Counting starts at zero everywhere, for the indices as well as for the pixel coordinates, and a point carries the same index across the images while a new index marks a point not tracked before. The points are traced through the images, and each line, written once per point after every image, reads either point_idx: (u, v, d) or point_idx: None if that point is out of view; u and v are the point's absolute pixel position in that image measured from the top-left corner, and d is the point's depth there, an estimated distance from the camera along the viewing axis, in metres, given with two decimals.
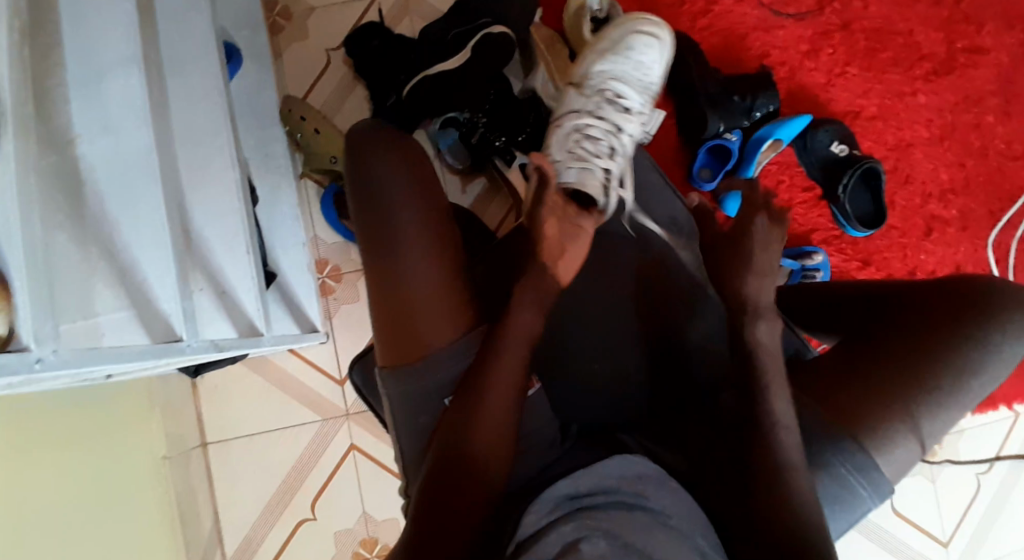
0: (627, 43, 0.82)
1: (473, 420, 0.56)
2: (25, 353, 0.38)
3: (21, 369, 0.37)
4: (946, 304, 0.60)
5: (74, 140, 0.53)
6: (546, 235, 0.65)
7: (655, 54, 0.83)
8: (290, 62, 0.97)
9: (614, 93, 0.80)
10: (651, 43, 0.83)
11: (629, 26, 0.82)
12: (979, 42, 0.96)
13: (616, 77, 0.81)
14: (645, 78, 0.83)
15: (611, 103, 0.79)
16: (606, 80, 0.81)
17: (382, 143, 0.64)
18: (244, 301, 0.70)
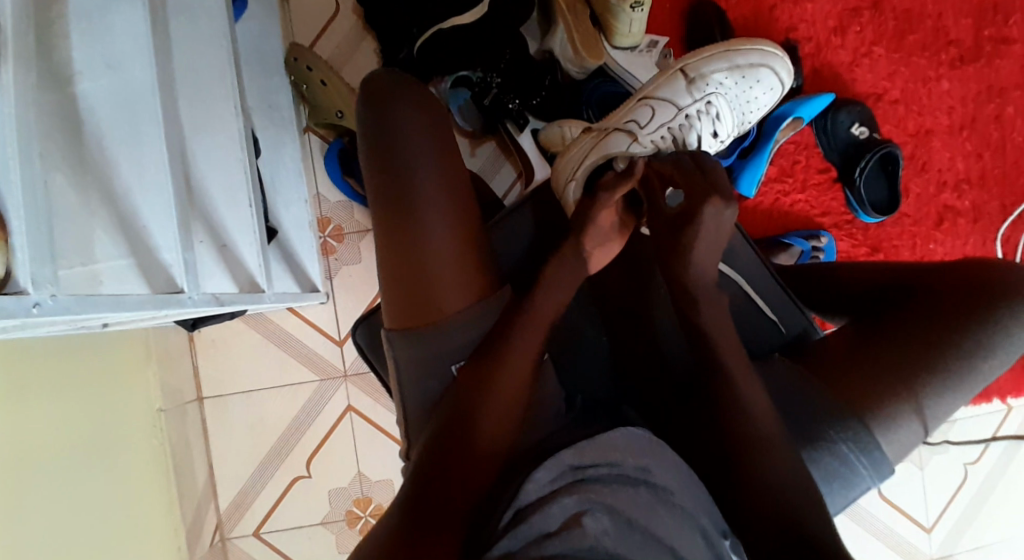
0: (760, 69, 0.75)
1: (486, 389, 0.56)
2: (20, 296, 0.36)
3: (18, 313, 0.36)
4: (963, 291, 0.59)
5: (74, 77, 0.51)
6: (599, 223, 0.64)
7: (776, 90, 0.78)
8: (298, 8, 0.93)
9: (716, 112, 0.74)
10: (778, 83, 0.77)
11: (768, 57, 0.74)
12: (1009, 31, 0.94)
13: (737, 99, 0.75)
14: (751, 113, 0.78)
15: (704, 124, 0.74)
16: (724, 96, 0.74)
17: (403, 96, 0.62)
18: (245, 255, 0.69)
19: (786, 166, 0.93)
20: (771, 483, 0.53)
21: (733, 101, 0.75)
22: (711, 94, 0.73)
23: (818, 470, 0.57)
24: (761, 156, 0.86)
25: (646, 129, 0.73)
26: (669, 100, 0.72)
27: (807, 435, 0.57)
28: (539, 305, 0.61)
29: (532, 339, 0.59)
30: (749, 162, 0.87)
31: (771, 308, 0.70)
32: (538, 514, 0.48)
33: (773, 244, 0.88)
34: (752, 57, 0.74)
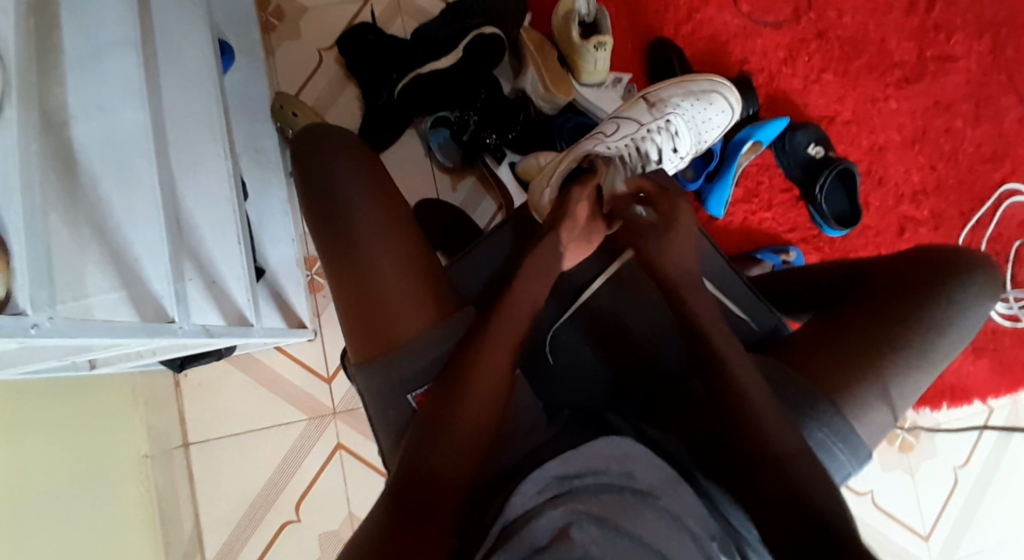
0: (713, 95, 0.87)
1: (452, 414, 0.57)
2: (19, 317, 0.38)
3: (16, 333, 0.37)
4: (909, 275, 0.63)
5: (68, 121, 0.53)
6: (577, 213, 0.69)
7: (728, 112, 0.89)
8: (282, 61, 0.99)
9: (676, 129, 0.84)
10: (730, 107, 0.88)
11: (719, 85, 0.87)
12: (948, 51, 1.01)
13: (692, 119, 0.86)
14: (703, 134, 0.87)
15: (666, 136, 0.83)
16: (681, 115, 0.85)
17: (333, 142, 0.66)
18: (234, 291, 0.70)
19: (751, 187, 0.99)
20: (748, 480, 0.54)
21: (688, 120, 0.86)
22: (668, 112, 0.84)
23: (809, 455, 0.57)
24: (727, 178, 0.92)
25: (611, 138, 0.80)
26: (635, 118, 0.83)
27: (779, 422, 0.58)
28: (498, 327, 0.61)
29: (493, 354, 0.60)
30: (715, 184, 0.93)
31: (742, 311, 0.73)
32: (525, 525, 0.49)
33: (746, 259, 0.92)
34: (703, 86, 0.87)
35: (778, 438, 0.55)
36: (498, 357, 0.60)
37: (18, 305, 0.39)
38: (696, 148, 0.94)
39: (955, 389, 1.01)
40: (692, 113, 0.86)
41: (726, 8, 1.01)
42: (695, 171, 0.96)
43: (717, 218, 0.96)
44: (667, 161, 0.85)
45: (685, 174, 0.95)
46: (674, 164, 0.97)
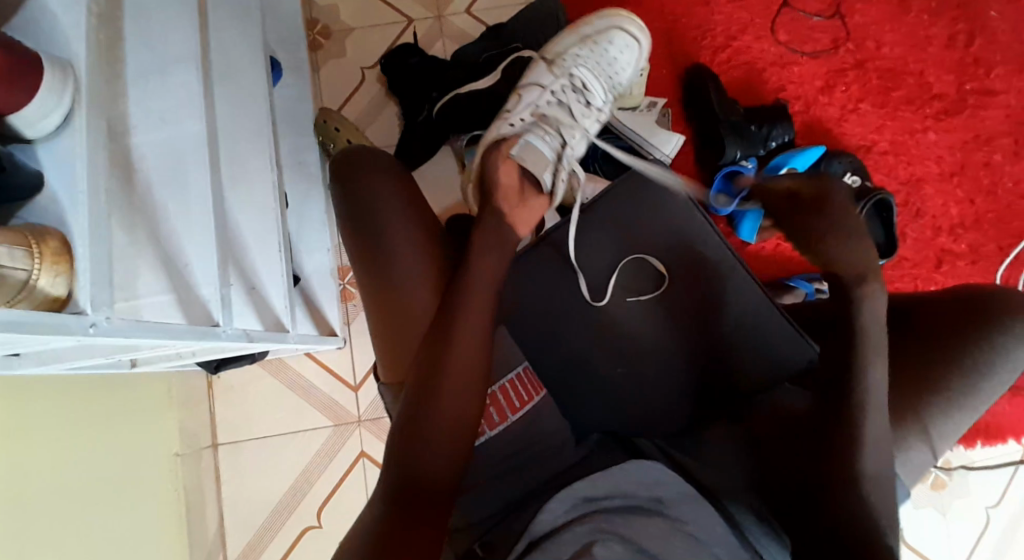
0: (611, 32, 0.86)
1: (435, 403, 0.56)
2: (80, 316, 0.40)
3: (76, 332, 0.39)
4: (951, 311, 0.61)
5: (129, 130, 0.54)
6: (504, 177, 0.72)
7: (636, 47, 0.88)
8: (327, 78, 1.02)
9: (583, 82, 0.83)
10: (634, 40, 0.88)
11: (612, 21, 0.87)
12: (989, 85, 1.00)
13: (595, 66, 0.85)
14: (617, 76, 0.87)
15: (575, 93, 0.82)
16: (584, 64, 0.84)
17: (376, 164, 0.68)
18: (272, 296, 0.70)
19: None
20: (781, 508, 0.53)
21: (594, 68, 0.85)
22: (570, 66, 0.83)
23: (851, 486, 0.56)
24: None
25: (515, 111, 0.80)
26: (536, 81, 0.82)
27: None
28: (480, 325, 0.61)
29: (473, 368, 0.59)
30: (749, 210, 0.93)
31: (774, 338, 0.72)
32: (552, 540, 0.49)
33: (778, 286, 0.92)
34: (597, 26, 0.86)
35: None
36: (480, 352, 0.60)
37: (77, 304, 0.41)
38: (729, 173, 0.94)
39: (990, 428, 0.98)
40: (594, 57, 0.85)
41: (763, 37, 1.01)
42: None
43: (749, 243, 0.96)
44: (584, 117, 0.82)
45: (719, 199, 0.96)
46: (708, 187, 0.98)
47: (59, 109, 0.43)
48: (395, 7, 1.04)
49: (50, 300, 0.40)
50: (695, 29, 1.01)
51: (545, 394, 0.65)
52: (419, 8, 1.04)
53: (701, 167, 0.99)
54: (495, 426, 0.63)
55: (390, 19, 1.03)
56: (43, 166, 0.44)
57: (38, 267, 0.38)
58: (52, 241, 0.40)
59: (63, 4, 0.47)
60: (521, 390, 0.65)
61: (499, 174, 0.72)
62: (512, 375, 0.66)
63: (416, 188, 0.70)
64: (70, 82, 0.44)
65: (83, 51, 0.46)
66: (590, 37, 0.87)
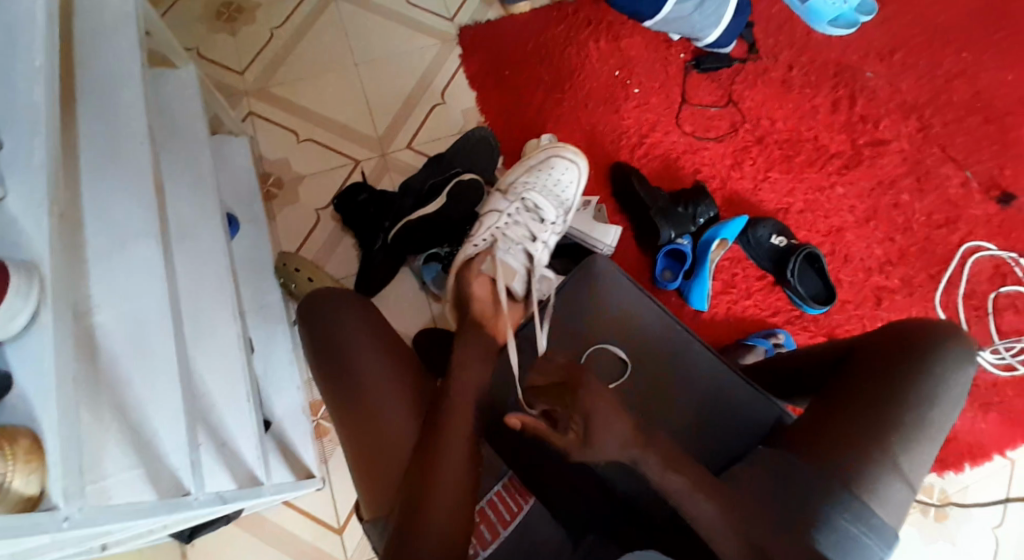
0: (554, 159, 0.98)
1: (417, 530, 0.56)
2: (52, 511, 0.41)
3: (50, 529, 0.40)
4: (889, 349, 0.65)
5: (92, 309, 0.57)
6: (479, 291, 0.79)
7: (576, 169, 0.99)
8: (283, 224, 1.08)
9: (533, 202, 0.93)
10: (574, 163, 0.99)
11: (553, 151, 0.99)
12: (879, 136, 1.12)
13: (543, 187, 0.96)
14: (564, 195, 0.97)
15: (529, 213, 0.92)
16: (533, 189, 0.95)
17: (342, 301, 0.71)
18: (244, 448, 0.68)
19: (728, 279, 1.04)
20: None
21: (542, 190, 0.95)
22: (520, 192, 0.94)
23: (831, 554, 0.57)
24: (702, 275, 0.98)
25: (477, 235, 0.89)
26: (494, 209, 0.93)
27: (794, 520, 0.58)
28: (458, 440, 0.62)
29: (457, 487, 0.59)
30: (692, 281, 0.99)
31: (742, 399, 0.74)
32: None
33: (737, 347, 0.95)
34: (539, 157, 0.99)
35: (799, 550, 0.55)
36: (461, 469, 0.60)
37: (51, 499, 0.42)
38: (669, 251, 1.01)
39: (973, 449, 1.00)
40: (542, 182, 0.96)
41: (673, 128, 1.12)
42: (673, 271, 1.03)
43: (702, 310, 1.01)
44: (541, 232, 0.92)
45: (665, 275, 1.03)
46: (653, 267, 1.05)
47: (26, 309, 0.46)
48: (342, 152, 1.12)
49: (23, 501, 0.41)
50: (614, 130, 1.12)
51: (533, 501, 0.67)
52: (361, 149, 1.12)
53: (643, 249, 1.05)
54: (487, 545, 0.63)
55: (336, 163, 1.12)
56: (12, 366, 0.46)
57: (11, 469, 0.40)
58: (23, 440, 0.42)
59: (25, 208, 0.50)
60: (510, 502, 0.67)
61: (475, 287, 0.79)
62: (498, 487, 0.69)
63: (381, 316, 0.73)
64: (34, 281, 0.47)
65: (45, 247, 0.49)
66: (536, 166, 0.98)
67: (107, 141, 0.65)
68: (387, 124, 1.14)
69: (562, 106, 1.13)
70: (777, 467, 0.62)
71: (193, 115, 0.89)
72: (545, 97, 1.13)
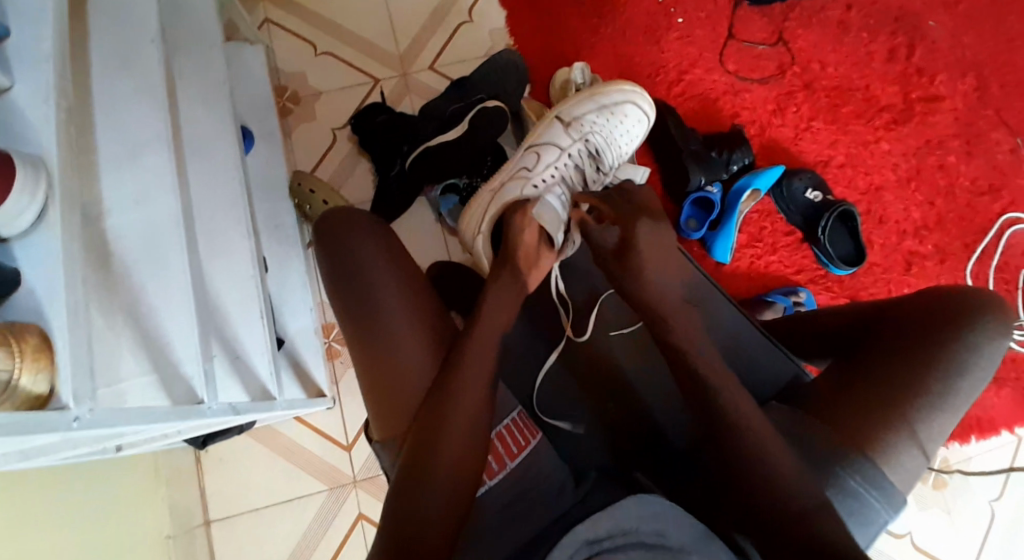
0: (625, 105, 0.92)
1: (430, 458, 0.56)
2: (63, 410, 0.40)
3: (60, 427, 0.39)
4: (922, 316, 0.63)
5: (103, 214, 0.56)
6: (526, 237, 0.73)
7: (643, 122, 0.94)
8: (299, 142, 1.05)
9: (596, 148, 0.88)
10: (645, 116, 0.93)
11: (630, 95, 0.92)
12: (934, 91, 1.05)
13: (609, 134, 0.90)
14: (625, 146, 0.92)
15: (588, 157, 0.88)
16: (599, 132, 0.89)
17: (355, 224, 0.69)
18: (256, 365, 0.68)
19: (754, 233, 1.01)
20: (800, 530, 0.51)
21: (607, 137, 0.90)
22: (587, 131, 0.88)
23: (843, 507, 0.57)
24: (729, 226, 0.95)
25: (537, 171, 0.85)
26: (553, 142, 0.87)
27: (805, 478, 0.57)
28: (474, 368, 0.62)
29: (469, 414, 0.59)
30: (718, 232, 0.96)
31: (757, 359, 0.74)
32: None
33: (757, 303, 0.93)
34: (614, 97, 0.92)
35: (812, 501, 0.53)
36: (475, 396, 0.60)
37: (61, 399, 0.41)
38: (697, 200, 0.98)
39: (982, 422, 0.99)
40: (609, 126, 0.91)
41: (714, 68, 1.06)
42: (698, 220, 0.99)
43: (724, 263, 0.98)
44: (594, 181, 0.88)
45: (690, 224, 0.99)
46: (679, 214, 1.01)
47: (33, 206, 0.43)
48: (362, 69, 1.07)
49: (32, 399, 0.40)
50: (650, 65, 1.06)
51: (540, 436, 0.67)
52: (384, 67, 1.07)
53: (669, 195, 1.01)
54: (494, 475, 0.64)
55: (357, 81, 1.07)
56: (19, 262, 0.44)
57: (19, 365, 0.39)
58: (31, 337, 0.41)
59: (31, 102, 0.47)
60: (518, 435, 0.67)
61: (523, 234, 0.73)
62: (507, 421, 0.68)
63: (400, 245, 0.71)
64: (41, 178, 0.44)
65: (53, 145, 0.46)
66: (607, 107, 0.92)
67: (117, 40, 0.61)
68: (410, 43, 1.08)
69: (598, 36, 1.06)
70: (794, 426, 0.61)
71: (208, 17, 0.84)
72: (581, 25, 1.07)
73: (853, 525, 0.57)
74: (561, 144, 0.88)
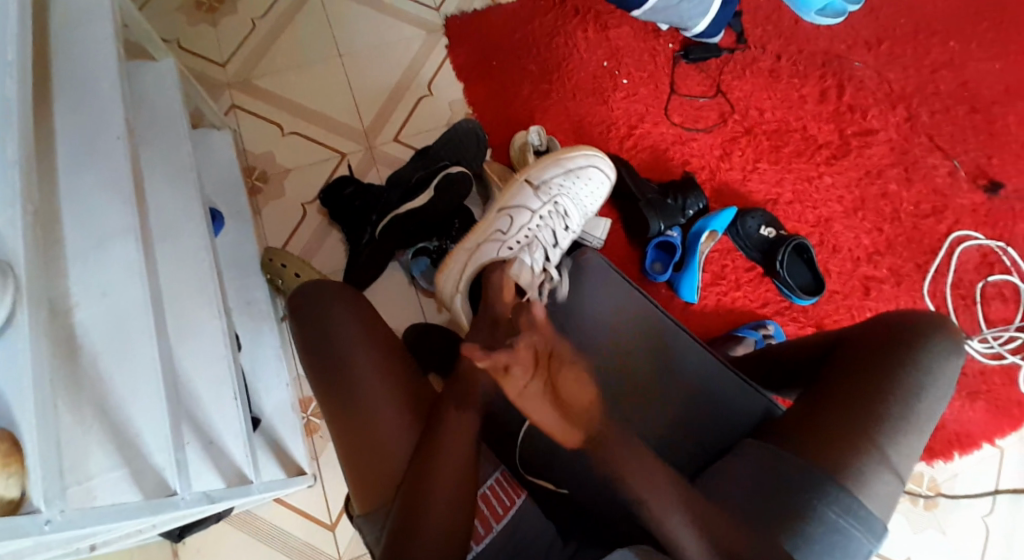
0: (590, 168, 0.95)
1: (413, 533, 0.56)
2: (35, 514, 0.40)
3: (31, 532, 0.39)
4: (877, 341, 0.65)
5: (72, 308, 0.55)
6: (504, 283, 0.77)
7: (606, 183, 0.97)
8: (269, 219, 1.07)
9: (565, 210, 0.91)
10: (606, 177, 0.97)
11: (593, 159, 0.95)
12: (868, 126, 1.12)
13: (576, 196, 0.94)
14: (589, 205, 0.96)
15: (558, 217, 0.91)
16: (567, 195, 0.92)
17: (326, 294, 0.70)
18: (231, 447, 0.67)
19: (717, 271, 1.04)
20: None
21: (573, 198, 0.93)
22: (555, 194, 0.91)
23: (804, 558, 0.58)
24: (691, 267, 0.99)
25: (512, 232, 0.88)
26: (524, 205, 0.89)
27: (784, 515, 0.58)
28: (454, 429, 0.62)
29: (452, 477, 0.59)
30: (683, 273, 1.00)
31: (725, 390, 0.75)
32: None
33: (727, 339, 0.96)
34: (579, 161, 0.94)
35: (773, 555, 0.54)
36: (454, 457, 0.60)
37: (33, 503, 0.41)
38: (659, 244, 1.01)
39: (961, 437, 1.01)
40: (573, 188, 0.94)
41: (662, 119, 1.12)
42: (663, 263, 1.03)
43: (691, 302, 1.01)
44: (564, 239, 0.91)
45: (655, 267, 1.02)
46: (642, 259, 1.04)
47: (2, 309, 0.44)
48: (326, 145, 1.11)
49: (4, 504, 0.39)
50: (602, 120, 1.11)
51: (524, 495, 0.67)
52: (347, 141, 1.11)
53: (632, 242, 1.05)
54: (482, 539, 0.64)
55: (323, 156, 1.10)
56: None
57: None
58: (4, 441, 0.40)
59: None
60: (502, 495, 0.66)
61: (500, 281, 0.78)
62: (491, 481, 0.68)
63: (373, 312, 0.71)
64: (10, 281, 0.45)
65: (19, 248, 0.47)
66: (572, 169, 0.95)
67: (83, 141, 0.63)
68: (374, 116, 1.12)
69: (551, 98, 1.12)
70: (771, 459, 0.61)
71: (174, 109, 0.87)
72: (534, 89, 1.12)
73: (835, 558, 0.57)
74: (532, 207, 0.90)
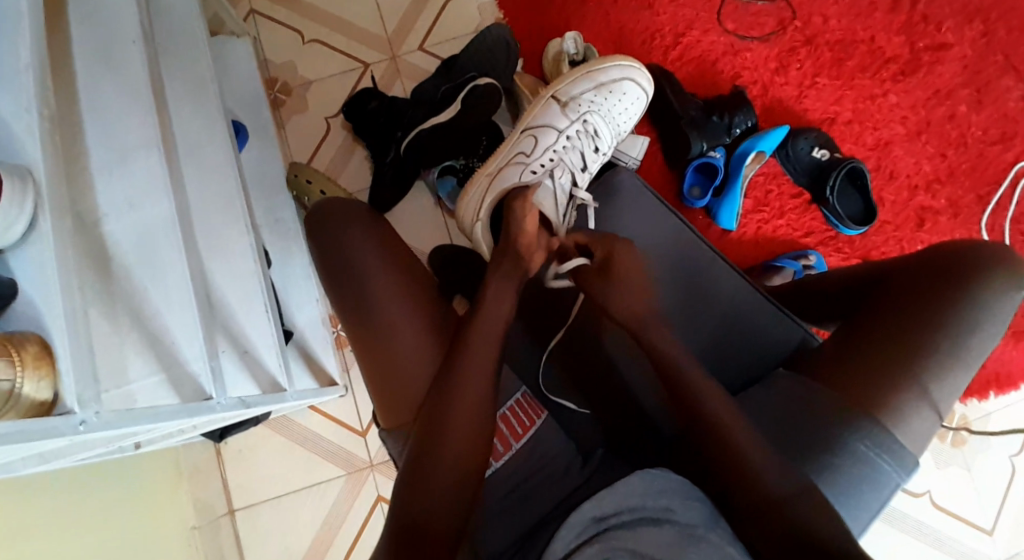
0: (625, 81, 0.87)
1: (437, 445, 0.56)
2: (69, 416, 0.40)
3: (66, 432, 0.40)
4: (929, 274, 0.61)
5: (100, 220, 0.54)
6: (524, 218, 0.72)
7: (643, 98, 0.90)
8: (293, 133, 1.04)
9: (595, 129, 0.85)
10: (644, 92, 0.89)
11: (629, 70, 0.87)
12: (941, 39, 1.01)
13: (608, 113, 0.87)
14: (622, 122, 0.89)
15: (586, 138, 0.84)
16: (597, 112, 0.85)
17: (346, 214, 0.69)
18: (266, 361, 0.69)
19: (760, 197, 0.99)
20: (800, 513, 0.51)
21: (604, 115, 0.86)
22: (584, 111, 0.84)
23: (829, 487, 0.56)
24: (734, 192, 0.94)
25: (535, 155, 0.82)
26: (548, 125, 0.83)
27: (812, 446, 0.57)
28: (475, 352, 0.61)
29: (475, 398, 0.59)
30: (723, 199, 0.95)
31: (760, 322, 0.73)
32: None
33: (764, 269, 0.92)
34: (613, 73, 0.86)
35: (792, 482, 0.53)
36: (475, 379, 0.60)
37: (67, 405, 0.41)
38: (699, 166, 0.96)
39: (1001, 377, 0.97)
40: (605, 103, 0.86)
41: (710, 29, 1.03)
42: (702, 187, 0.97)
43: (730, 230, 0.97)
44: (593, 162, 0.86)
45: (692, 193, 0.97)
46: (680, 182, 0.99)
47: (22, 217, 0.43)
48: (350, 54, 1.05)
49: (37, 406, 0.40)
50: (645, 30, 1.03)
51: (545, 415, 0.68)
52: (372, 51, 1.05)
53: (670, 164, 0.99)
54: (500, 457, 0.65)
55: (346, 67, 1.05)
56: (16, 274, 0.44)
57: (21, 376, 0.39)
58: (31, 346, 0.40)
59: (13, 112, 0.47)
60: (522, 416, 0.67)
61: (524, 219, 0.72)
62: (511, 403, 0.69)
63: (395, 234, 0.70)
64: (29, 188, 0.44)
65: (38, 154, 0.46)
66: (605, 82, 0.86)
67: (98, 44, 0.61)
68: (399, 23, 1.06)
69: (589, 4, 1.03)
70: (802, 392, 0.60)
71: (192, 12, 0.83)
72: None
73: (863, 490, 0.56)
74: (558, 127, 0.84)
